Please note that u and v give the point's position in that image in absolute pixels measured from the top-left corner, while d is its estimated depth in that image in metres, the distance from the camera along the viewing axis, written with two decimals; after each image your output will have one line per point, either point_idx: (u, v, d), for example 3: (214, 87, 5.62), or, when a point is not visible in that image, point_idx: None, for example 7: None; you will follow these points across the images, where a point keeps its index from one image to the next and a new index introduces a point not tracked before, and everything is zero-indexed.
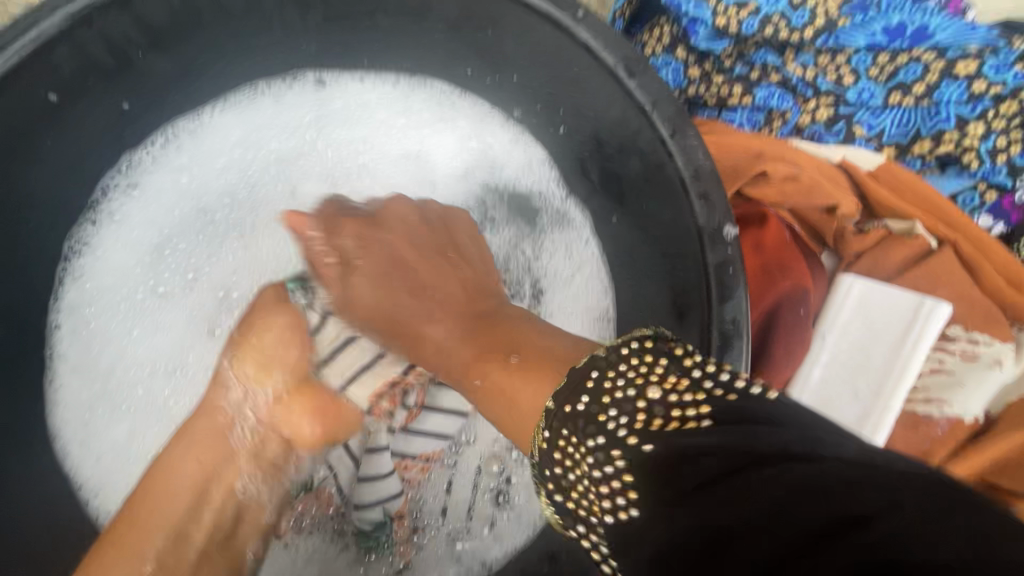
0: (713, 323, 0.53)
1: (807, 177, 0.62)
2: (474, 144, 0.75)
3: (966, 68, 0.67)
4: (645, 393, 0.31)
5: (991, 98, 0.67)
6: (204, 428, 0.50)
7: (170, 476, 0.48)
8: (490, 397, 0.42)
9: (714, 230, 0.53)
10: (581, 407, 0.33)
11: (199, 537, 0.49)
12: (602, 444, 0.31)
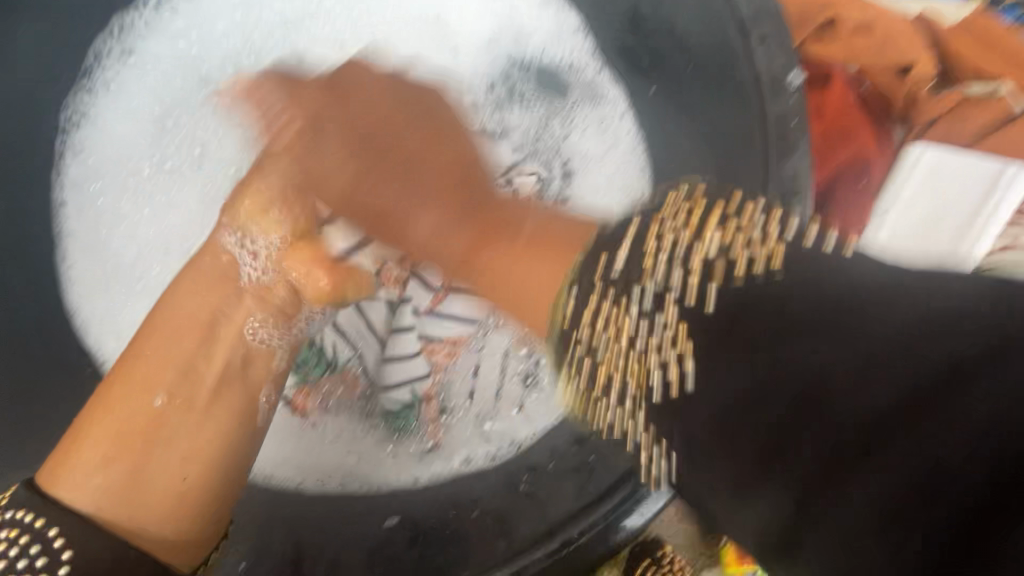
0: (768, 182, 0.50)
1: (880, 27, 0.55)
2: (500, 5, 0.66)
3: None
4: (691, 239, 0.32)
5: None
6: (206, 271, 0.51)
7: (177, 314, 0.50)
8: (489, 274, 0.43)
9: (769, 77, 0.51)
10: (627, 254, 0.34)
11: (210, 374, 0.49)
12: (650, 300, 0.32)
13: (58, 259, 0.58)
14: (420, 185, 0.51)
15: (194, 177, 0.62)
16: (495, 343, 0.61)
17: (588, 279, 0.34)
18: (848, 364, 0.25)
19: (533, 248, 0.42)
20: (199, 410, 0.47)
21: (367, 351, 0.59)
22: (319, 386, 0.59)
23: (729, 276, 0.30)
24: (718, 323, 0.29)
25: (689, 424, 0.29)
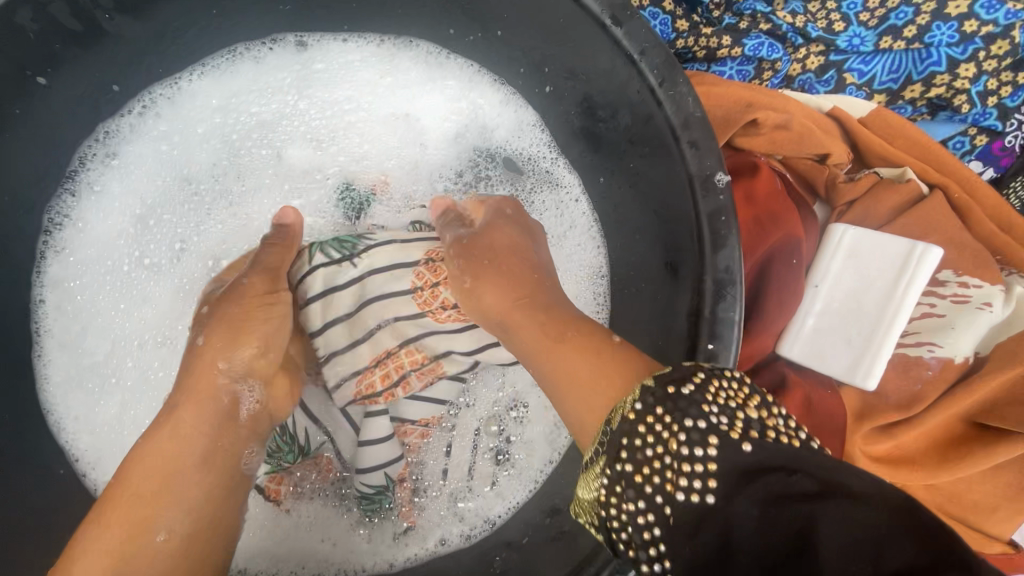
0: (705, 272, 0.51)
1: (797, 125, 0.61)
2: (463, 104, 0.73)
3: (958, 8, 0.64)
4: (742, 407, 0.36)
5: (982, 38, 0.65)
6: (191, 405, 0.47)
7: (167, 445, 0.45)
8: (568, 368, 0.44)
9: (704, 176, 0.52)
10: (685, 392, 0.37)
11: (212, 508, 0.46)
12: (701, 428, 0.35)
13: (33, 358, 0.59)
14: (529, 280, 0.53)
15: (172, 270, 0.65)
16: (467, 420, 0.65)
17: (651, 397, 0.37)
18: (834, 528, 0.26)
19: (620, 349, 0.45)
20: (201, 548, 0.44)
21: (339, 435, 0.59)
22: (293, 471, 0.60)
23: (762, 435, 0.34)
24: (747, 463, 0.32)
25: (702, 555, 0.31)
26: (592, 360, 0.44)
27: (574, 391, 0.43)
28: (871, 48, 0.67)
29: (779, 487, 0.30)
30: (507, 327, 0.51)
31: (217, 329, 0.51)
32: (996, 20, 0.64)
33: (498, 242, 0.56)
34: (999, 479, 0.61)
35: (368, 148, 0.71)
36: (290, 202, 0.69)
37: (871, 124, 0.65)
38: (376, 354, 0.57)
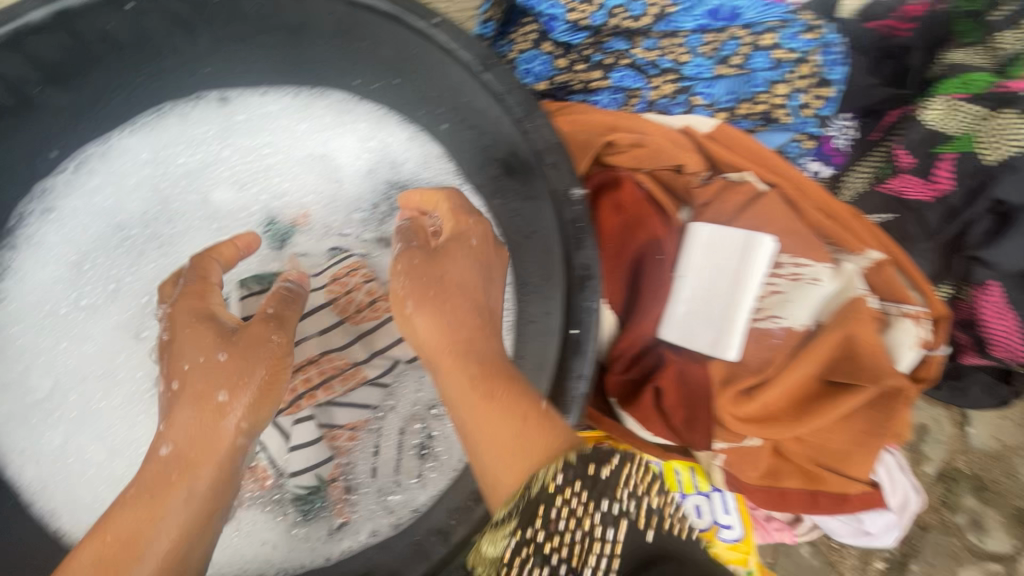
0: (571, 266, 0.61)
1: (650, 142, 0.74)
2: (373, 143, 0.82)
3: (769, 40, 0.77)
4: (641, 510, 0.46)
5: (789, 62, 0.77)
6: (158, 468, 0.50)
7: (139, 509, 0.49)
8: (485, 420, 0.49)
9: (563, 192, 0.62)
10: (598, 475, 0.45)
11: (191, 559, 0.49)
12: (607, 502, 0.45)
13: None
14: (473, 324, 0.56)
15: (109, 311, 0.71)
16: (392, 421, 0.70)
17: (571, 472, 0.44)
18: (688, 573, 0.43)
19: (527, 415, 0.48)
20: None
21: (270, 442, 0.67)
22: None
23: (661, 526, 0.47)
24: (649, 551, 0.45)
25: None
26: (517, 431, 0.47)
27: (490, 450, 0.48)
28: (711, 74, 0.79)
29: (658, 552, 0.44)
30: (436, 362, 0.55)
31: (193, 379, 0.53)
32: (798, 49, 0.77)
33: (450, 275, 0.58)
34: (848, 429, 0.71)
35: (286, 185, 0.79)
36: (219, 239, 0.76)
37: (717, 136, 0.77)
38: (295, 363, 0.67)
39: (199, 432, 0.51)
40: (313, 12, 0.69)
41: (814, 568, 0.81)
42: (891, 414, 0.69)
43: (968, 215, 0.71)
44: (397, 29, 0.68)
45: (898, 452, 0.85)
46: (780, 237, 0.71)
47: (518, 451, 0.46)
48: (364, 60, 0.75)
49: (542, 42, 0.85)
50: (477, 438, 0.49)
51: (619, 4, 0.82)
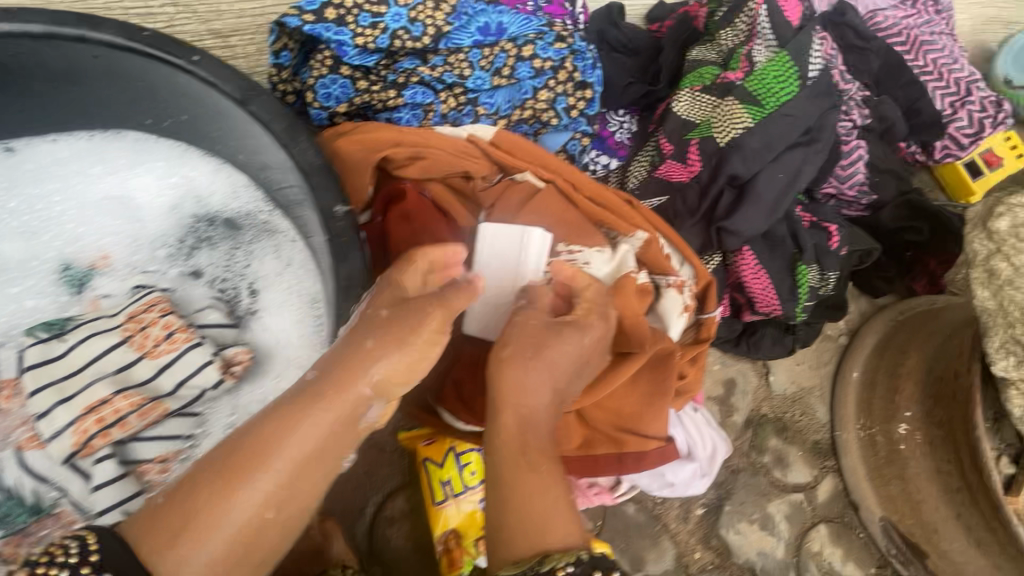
0: (337, 278, 0.65)
1: (430, 154, 0.80)
2: (175, 179, 0.83)
3: (529, 51, 0.84)
4: None
5: (549, 70, 0.85)
6: (330, 426, 0.55)
7: (259, 467, 0.51)
8: (517, 516, 0.55)
9: (326, 209, 0.66)
10: None
11: (228, 546, 0.50)
12: None
13: None
14: (551, 363, 0.63)
15: None
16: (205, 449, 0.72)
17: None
18: None
19: (543, 467, 0.59)
20: None
21: (69, 485, 0.66)
22: (33, 531, 0.66)
23: None
24: None
25: None
26: (547, 505, 0.56)
27: (531, 533, 0.54)
28: (489, 85, 0.86)
29: None
30: (499, 414, 0.61)
31: (334, 376, 0.57)
32: (553, 57, 0.84)
33: (552, 349, 0.63)
34: (634, 393, 0.79)
35: (82, 230, 0.80)
36: (10, 291, 0.76)
37: (499, 142, 0.83)
38: (87, 402, 0.68)
39: (333, 429, 0.55)
40: (76, 58, 0.70)
41: (640, 523, 0.88)
42: (665, 374, 0.78)
43: (714, 189, 0.80)
44: (163, 69, 0.71)
45: (705, 408, 0.94)
46: (554, 229, 0.79)
47: (539, 531, 0.54)
48: (145, 99, 0.77)
49: (339, 66, 0.88)
50: (517, 526, 0.54)
51: (400, 25, 0.85)
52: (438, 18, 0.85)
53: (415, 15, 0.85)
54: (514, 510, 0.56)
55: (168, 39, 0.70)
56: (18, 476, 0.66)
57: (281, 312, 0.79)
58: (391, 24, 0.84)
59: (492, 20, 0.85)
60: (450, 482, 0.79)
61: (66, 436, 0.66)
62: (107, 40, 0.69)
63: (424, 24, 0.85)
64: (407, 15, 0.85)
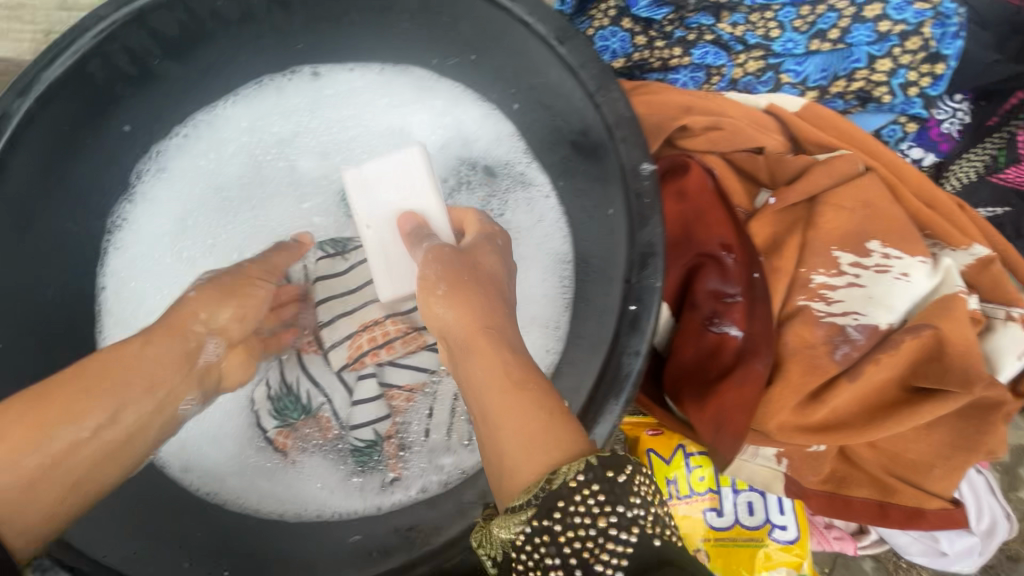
0: (634, 244, 0.60)
1: (729, 124, 0.70)
2: (448, 119, 0.87)
3: (874, 11, 0.72)
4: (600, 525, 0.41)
5: (896, 35, 0.72)
6: (165, 339, 0.56)
7: (65, 417, 0.48)
8: (510, 435, 0.45)
9: (632, 166, 0.61)
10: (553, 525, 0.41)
11: (61, 483, 0.47)
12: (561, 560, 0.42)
13: (94, 333, 0.75)
14: (470, 282, 0.57)
15: (206, 265, 0.81)
16: (446, 386, 0.73)
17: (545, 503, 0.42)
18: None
19: (523, 386, 0.48)
20: (85, 450, 0.49)
21: (335, 396, 0.73)
22: (298, 429, 0.72)
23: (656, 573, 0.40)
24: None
25: None
26: (544, 421, 0.45)
27: (524, 454, 0.44)
28: (803, 51, 0.74)
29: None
30: (470, 352, 0.52)
31: (171, 321, 0.58)
32: (908, 20, 0.71)
33: (482, 263, 0.60)
34: (936, 439, 0.66)
35: (367, 156, 0.87)
36: (302, 206, 0.85)
37: (805, 117, 0.72)
38: (360, 321, 0.74)
39: (175, 366, 0.56)
40: None
41: None
42: (984, 430, 0.64)
43: None
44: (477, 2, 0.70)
45: (991, 473, 0.77)
46: (869, 223, 0.65)
47: (547, 444, 0.44)
48: (443, 34, 0.78)
49: (622, 18, 0.83)
50: (512, 445, 0.44)
51: None
52: None
53: None
54: (500, 445, 0.46)
55: None
56: (296, 375, 0.73)
57: (529, 266, 0.81)
58: None
59: None
60: (676, 482, 0.73)
61: (342, 349, 0.73)
62: None
63: None
64: None
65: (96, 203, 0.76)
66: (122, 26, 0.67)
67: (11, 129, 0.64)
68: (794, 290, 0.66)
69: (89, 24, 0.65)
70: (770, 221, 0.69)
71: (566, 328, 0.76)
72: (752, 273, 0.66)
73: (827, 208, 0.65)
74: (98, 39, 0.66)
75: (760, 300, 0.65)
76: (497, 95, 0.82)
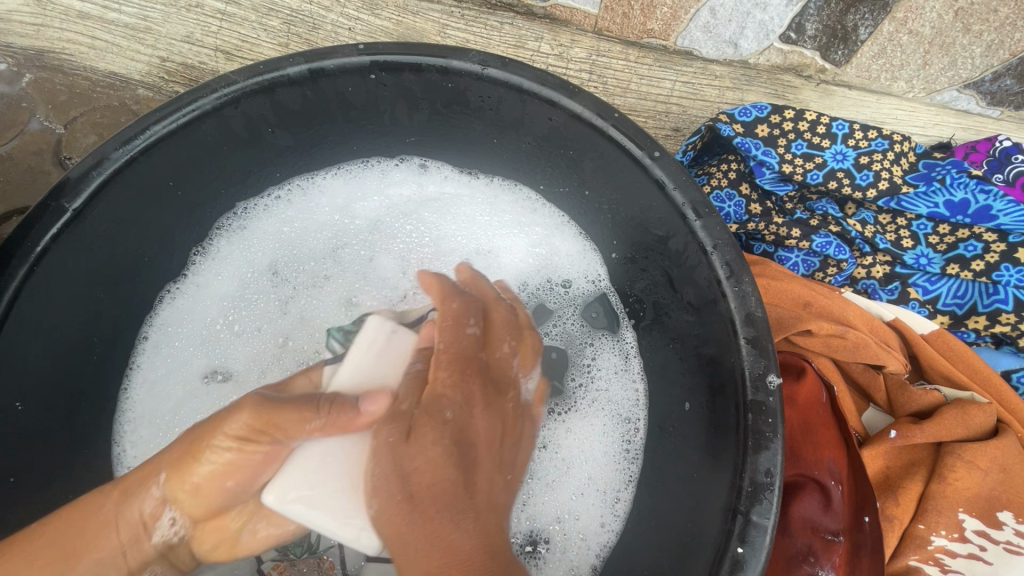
0: (745, 471, 0.52)
1: (853, 336, 0.64)
2: (543, 248, 0.83)
3: None
4: None
5: None
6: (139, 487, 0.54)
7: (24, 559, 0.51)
8: None
9: (757, 376, 0.54)
10: None
11: None
12: None
13: (120, 390, 0.73)
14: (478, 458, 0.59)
15: (252, 340, 0.78)
16: None
17: None
18: None
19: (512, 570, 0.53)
20: None
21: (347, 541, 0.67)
22: (295, 564, 0.67)
23: None
24: None
25: None
26: None
27: None
28: (937, 270, 0.74)
29: None
30: None
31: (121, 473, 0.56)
32: None
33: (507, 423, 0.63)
34: None
35: (449, 272, 0.83)
36: (352, 301, 0.81)
37: (933, 342, 0.68)
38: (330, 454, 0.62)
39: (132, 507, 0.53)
40: (531, 115, 0.69)
41: None
42: None
43: None
44: (610, 150, 0.66)
45: None
46: (1000, 489, 0.60)
47: None
48: (558, 165, 0.76)
49: (741, 182, 0.79)
50: None
51: (843, 166, 0.75)
52: (894, 173, 0.74)
53: (867, 162, 0.74)
54: None
55: (635, 127, 0.64)
56: None
57: (592, 420, 0.75)
58: (834, 162, 0.74)
59: (977, 198, 0.71)
60: None
61: None
62: (575, 110, 0.65)
63: (875, 174, 0.74)
64: (856, 158, 0.74)
65: (170, 251, 0.74)
66: (247, 94, 0.64)
67: (107, 173, 0.60)
68: (906, 546, 0.59)
69: (218, 86, 0.63)
70: (883, 453, 0.63)
71: (629, 504, 0.70)
72: (861, 516, 0.58)
73: (959, 463, 0.60)
74: (222, 100, 0.63)
75: (868, 552, 0.57)
76: (601, 242, 0.79)
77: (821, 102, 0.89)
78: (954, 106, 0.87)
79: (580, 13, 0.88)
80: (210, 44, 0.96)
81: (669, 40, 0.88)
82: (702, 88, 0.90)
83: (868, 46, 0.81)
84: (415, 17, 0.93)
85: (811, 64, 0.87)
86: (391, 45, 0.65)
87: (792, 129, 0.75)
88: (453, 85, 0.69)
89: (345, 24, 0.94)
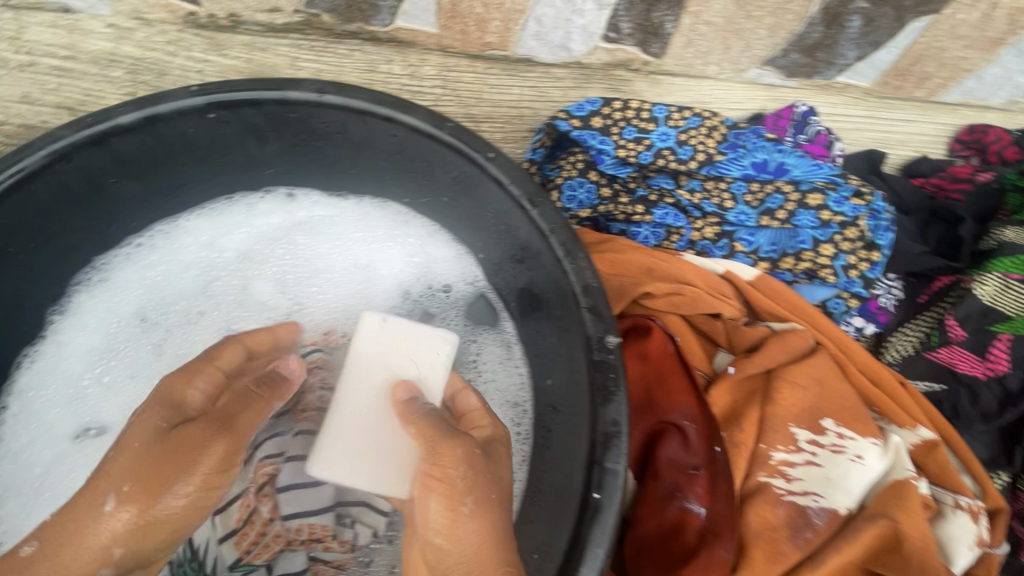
0: (597, 425, 0.58)
1: (689, 292, 0.73)
2: (418, 256, 0.87)
3: (816, 200, 0.82)
4: None
5: (836, 224, 0.82)
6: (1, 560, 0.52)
7: None
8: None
9: (598, 338, 0.60)
10: None
11: None
12: None
13: None
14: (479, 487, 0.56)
15: (126, 388, 0.76)
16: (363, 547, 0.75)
17: None
18: None
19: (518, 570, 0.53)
20: None
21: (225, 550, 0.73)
22: None
23: None
24: None
25: None
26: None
27: None
28: (754, 223, 0.83)
29: None
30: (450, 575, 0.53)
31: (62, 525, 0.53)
32: (845, 213, 0.82)
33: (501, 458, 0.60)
34: None
35: (329, 292, 0.85)
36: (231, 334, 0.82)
37: (759, 286, 0.77)
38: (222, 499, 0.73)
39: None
40: (376, 134, 0.73)
41: None
42: None
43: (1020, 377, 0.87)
44: (452, 158, 0.71)
45: None
46: (823, 401, 0.70)
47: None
48: (415, 177, 0.80)
49: (589, 170, 0.86)
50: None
51: (667, 145, 0.83)
52: (709, 145, 0.83)
53: (685, 138, 0.83)
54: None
55: (468, 132, 0.69)
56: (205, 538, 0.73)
57: None
58: (659, 142, 0.83)
59: (773, 157, 0.83)
60: None
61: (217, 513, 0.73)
62: (413, 124, 0.69)
63: (693, 148, 0.83)
64: (677, 137, 0.83)
65: (23, 317, 0.71)
66: (76, 148, 0.64)
67: None
68: (755, 465, 0.67)
69: (43, 143, 0.62)
70: (729, 389, 0.71)
71: (524, 481, 0.75)
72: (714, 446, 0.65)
73: (784, 385, 0.69)
74: (50, 157, 0.62)
75: (723, 477, 0.64)
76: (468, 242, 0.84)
77: (652, 91, 0.99)
78: (760, 81, 1.00)
79: (423, 34, 0.93)
80: (50, 102, 0.92)
81: (509, 50, 0.95)
82: (547, 90, 0.98)
83: (677, 38, 0.92)
84: (265, 53, 0.94)
85: (636, 58, 0.97)
86: (223, 84, 0.66)
87: (622, 118, 0.83)
88: (296, 115, 0.71)
89: (193, 67, 0.94)
